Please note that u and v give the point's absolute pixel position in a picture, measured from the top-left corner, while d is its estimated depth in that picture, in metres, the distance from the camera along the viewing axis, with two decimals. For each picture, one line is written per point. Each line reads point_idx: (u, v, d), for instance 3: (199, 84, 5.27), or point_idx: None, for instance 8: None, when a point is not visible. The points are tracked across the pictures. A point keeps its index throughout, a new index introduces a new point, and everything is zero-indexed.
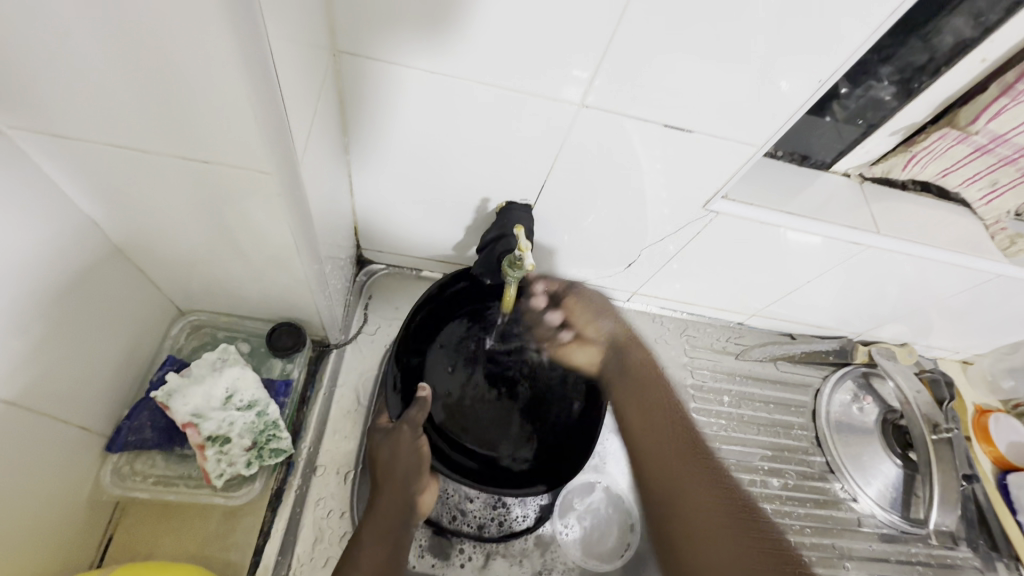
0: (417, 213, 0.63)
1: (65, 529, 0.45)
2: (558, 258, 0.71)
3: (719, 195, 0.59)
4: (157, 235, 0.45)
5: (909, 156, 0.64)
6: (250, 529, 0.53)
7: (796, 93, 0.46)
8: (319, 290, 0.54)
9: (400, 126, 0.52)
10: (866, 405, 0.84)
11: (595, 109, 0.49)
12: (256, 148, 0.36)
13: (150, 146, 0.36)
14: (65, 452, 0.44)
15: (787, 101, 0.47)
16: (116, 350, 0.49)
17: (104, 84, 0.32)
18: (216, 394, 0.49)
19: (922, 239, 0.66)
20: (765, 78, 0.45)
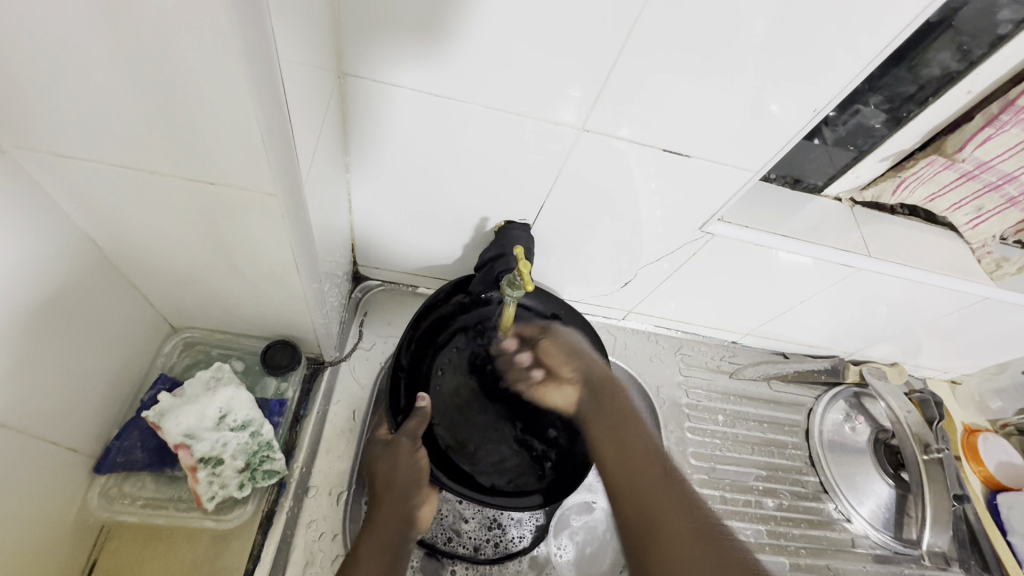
0: (415, 231, 0.64)
1: (48, 554, 0.44)
2: (555, 277, 0.71)
3: (715, 218, 0.59)
4: (154, 252, 0.45)
5: (898, 181, 0.65)
6: (240, 552, 0.52)
7: (790, 118, 0.47)
8: (317, 308, 0.54)
9: (402, 146, 0.52)
10: (857, 424, 0.85)
11: (595, 133, 0.50)
12: (260, 168, 0.36)
13: (153, 166, 0.36)
14: (53, 474, 0.43)
15: (781, 125, 0.48)
16: (107, 368, 0.48)
17: (110, 103, 0.32)
18: (209, 413, 0.48)
19: (910, 263, 0.67)
20: (760, 104, 0.46)
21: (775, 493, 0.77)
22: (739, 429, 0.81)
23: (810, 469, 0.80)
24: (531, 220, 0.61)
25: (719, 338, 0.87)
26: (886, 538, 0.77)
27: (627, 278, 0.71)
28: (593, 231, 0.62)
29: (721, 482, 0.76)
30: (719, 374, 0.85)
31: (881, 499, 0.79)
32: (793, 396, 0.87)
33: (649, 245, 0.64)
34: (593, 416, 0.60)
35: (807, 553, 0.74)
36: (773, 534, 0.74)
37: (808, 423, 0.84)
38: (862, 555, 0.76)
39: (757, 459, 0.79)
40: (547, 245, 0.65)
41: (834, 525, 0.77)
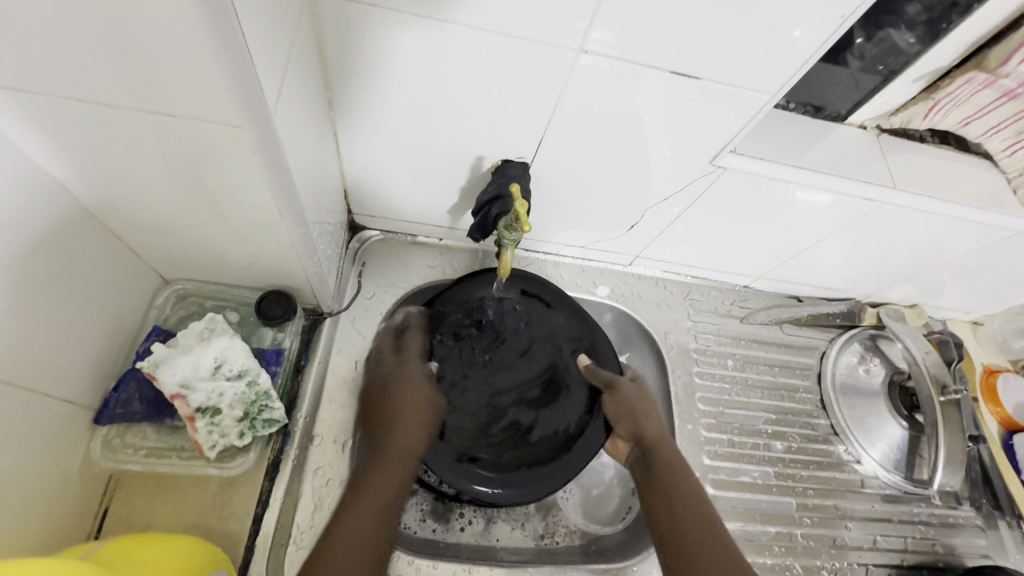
0: (407, 176, 0.61)
1: (58, 502, 0.44)
2: (555, 220, 0.68)
3: (727, 149, 0.55)
4: (131, 199, 0.42)
5: (931, 104, 0.59)
6: (248, 498, 0.54)
7: (813, 26, 0.42)
8: (305, 257, 0.52)
9: (386, 79, 0.48)
10: (872, 366, 0.83)
11: (593, 55, 0.45)
12: (219, 98, 0.32)
13: (108, 99, 0.33)
14: (53, 426, 0.43)
15: (801, 35, 0.42)
16: (99, 321, 0.47)
17: (48, 26, 0.28)
18: (204, 363, 0.47)
19: (939, 195, 0.62)
20: (777, 16, 0.41)
21: (784, 435, 0.76)
22: (749, 373, 0.80)
23: (821, 412, 0.79)
24: (528, 158, 0.57)
25: (730, 282, 0.84)
26: (897, 479, 0.76)
27: (634, 219, 0.68)
28: (596, 169, 0.58)
29: (730, 426, 0.74)
30: (729, 319, 0.82)
31: (893, 441, 0.78)
32: (806, 339, 0.84)
33: (656, 184, 0.61)
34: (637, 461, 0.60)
35: (815, 493, 0.73)
36: (783, 476, 0.73)
37: (820, 365, 0.82)
38: (871, 495, 0.75)
39: (767, 403, 0.78)
40: (547, 187, 0.62)
41: (844, 466, 0.77)
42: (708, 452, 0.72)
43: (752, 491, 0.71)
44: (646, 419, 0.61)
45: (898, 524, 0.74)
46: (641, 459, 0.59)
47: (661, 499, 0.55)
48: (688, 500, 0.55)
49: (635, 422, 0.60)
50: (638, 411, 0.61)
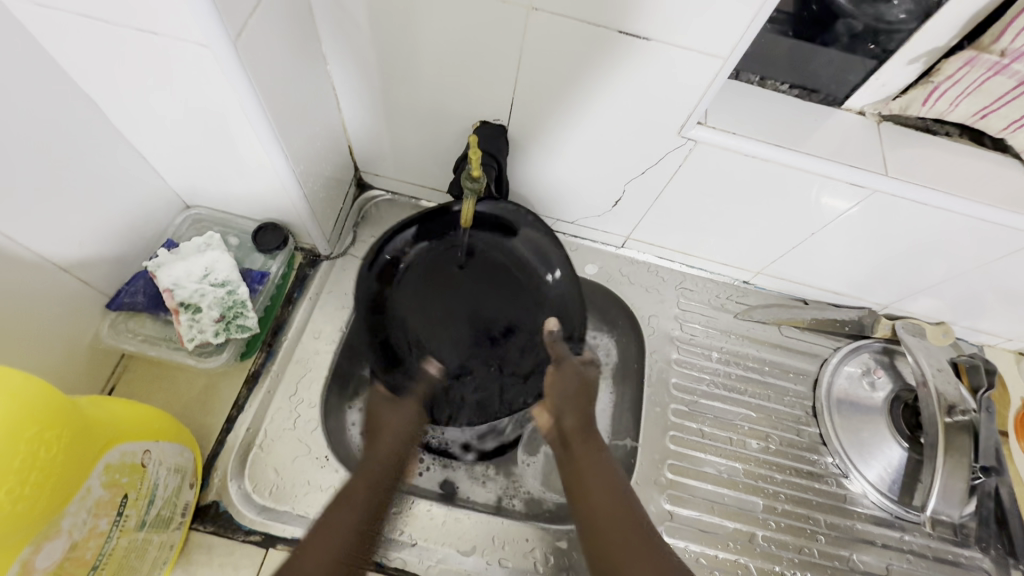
0: (400, 133, 0.66)
1: (68, 368, 0.54)
2: (542, 192, 0.72)
3: (693, 120, 0.55)
4: (147, 119, 0.51)
5: (931, 88, 0.56)
6: (226, 399, 0.61)
7: None
8: (292, 191, 0.59)
9: (370, 36, 0.54)
10: (877, 380, 0.77)
11: (546, 14, 0.47)
12: (188, 19, 0.39)
13: (111, 20, 0.40)
14: (69, 304, 0.53)
15: None
16: (120, 226, 0.56)
17: None
18: (195, 270, 0.55)
19: (941, 188, 0.58)
20: None
21: (762, 436, 0.73)
22: (734, 368, 0.77)
23: (810, 419, 0.75)
24: (505, 121, 0.61)
25: (728, 275, 0.82)
26: (888, 502, 0.70)
27: (617, 194, 0.69)
28: (573, 136, 0.61)
29: (702, 416, 0.73)
30: (721, 312, 0.80)
31: (891, 462, 0.72)
32: (807, 344, 0.80)
33: (630, 156, 0.62)
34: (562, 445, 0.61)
35: (788, 499, 0.69)
36: (753, 475, 0.70)
37: (818, 372, 0.78)
38: (855, 513, 0.70)
39: (750, 401, 0.75)
40: (528, 154, 0.65)
41: (828, 478, 0.72)
42: (673, 437, 0.71)
43: (715, 484, 0.69)
44: (570, 412, 0.62)
45: (881, 548, 0.68)
46: (560, 441, 0.62)
47: (575, 483, 0.57)
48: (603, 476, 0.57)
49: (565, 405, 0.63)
50: (570, 405, 0.63)
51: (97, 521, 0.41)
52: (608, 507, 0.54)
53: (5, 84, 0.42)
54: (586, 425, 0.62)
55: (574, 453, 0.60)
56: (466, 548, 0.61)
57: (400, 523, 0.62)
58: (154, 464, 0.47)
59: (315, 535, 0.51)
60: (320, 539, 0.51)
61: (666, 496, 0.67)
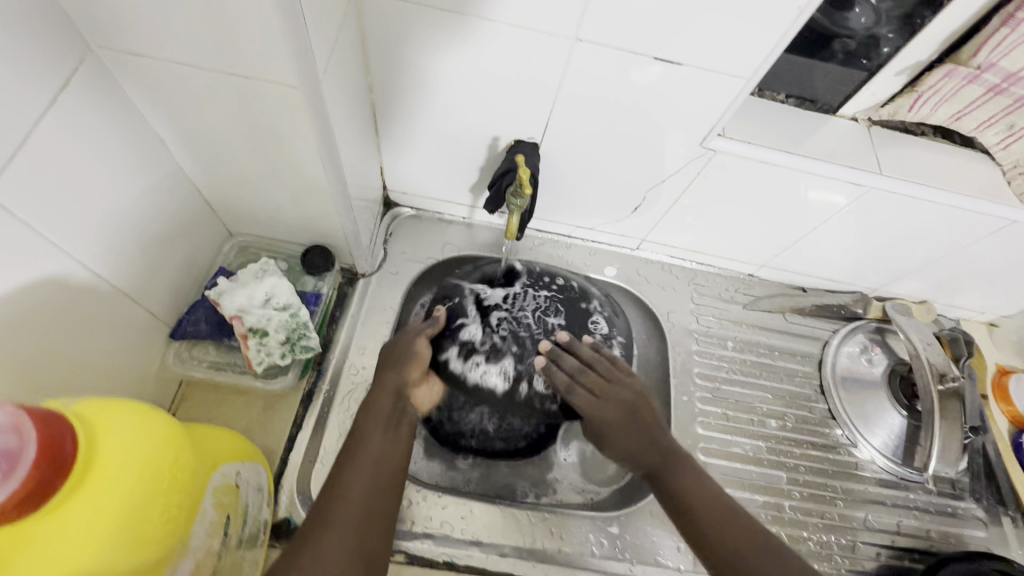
0: (435, 153, 0.70)
1: (138, 398, 0.55)
2: (567, 203, 0.77)
3: (714, 132, 0.61)
4: (211, 154, 0.53)
5: (915, 97, 0.63)
6: (286, 419, 0.63)
7: (773, 18, 0.48)
8: (343, 215, 0.61)
9: (418, 66, 0.58)
10: (874, 356, 0.85)
11: (590, 44, 0.52)
12: (282, 65, 0.42)
13: (201, 66, 0.43)
14: (140, 336, 0.54)
15: (763, 25, 0.49)
16: (179, 257, 0.58)
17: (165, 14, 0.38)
18: (257, 295, 0.57)
19: (927, 182, 0.66)
20: (743, 8, 0.47)
21: (780, 415, 0.79)
22: (749, 354, 0.83)
23: (819, 396, 0.82)
24: (538, 139, 0.65)
25: (735, 269, 0.88)
26: (893, 465, 0.78)
27: (638, 202, 0.74)
28: (602, 150, 0.66)
29: (725, 401, 0.79)
30: (731, 304, 0.87)
31: (893, 429, 0.80)
32: (808, 328, 0.87)
33: (655, 166, 0.67)
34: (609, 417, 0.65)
35: (808, 471, 0.76)
36: (775, 451, 0.77)
37: (822, 353, 0.85)
38: (866, 478, 0.77)
39: (765, 383, 0.81)
40: (558, 168, 0.70)
41: (840, 449, 0.79)
42: (702, 423, 0.76)
43: (743, 462, 0.75)
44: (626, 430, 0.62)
45: (892, 507, 0.76)
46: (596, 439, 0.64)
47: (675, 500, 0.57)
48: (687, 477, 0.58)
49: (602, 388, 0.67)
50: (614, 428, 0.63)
51: (211, 541, 0.44)
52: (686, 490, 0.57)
53: (95, 129, 0.43)
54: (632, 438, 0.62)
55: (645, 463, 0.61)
56: (527, 542, 0.65)
57: (462, 523, 0.65)
58: (244, 484, 0.50)
59: (353, 456, 0.55)
60: (361, 446, 0.55)
61: None
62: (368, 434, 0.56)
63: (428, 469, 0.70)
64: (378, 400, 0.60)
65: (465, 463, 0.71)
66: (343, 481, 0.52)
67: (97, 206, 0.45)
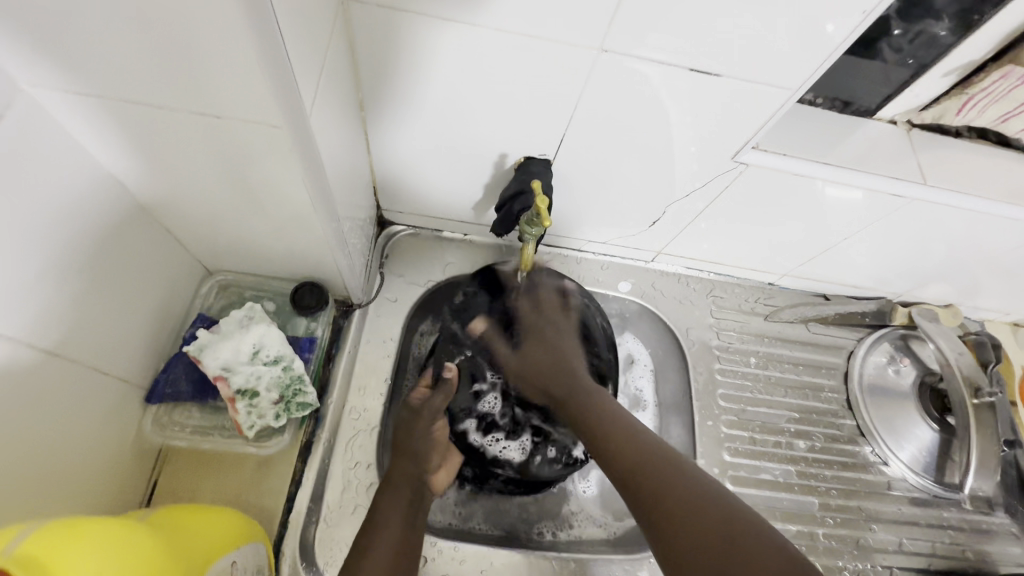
0: (435, 170, 0.62)
1: (115, 472, 0.49)
2: (580, 217, 0.70)
3: (749, 145, 0.56)
4: (179, 193, 0.46)
5: (965, 99, 0.59)
6: (283, 476, 0.57)
7: (832, 31, 0.43)
8: (335, 250, 0.54)
9: (416, 81, 0.51)
10: (902, 367, 0.81)
11: (615, 54, 0.46)
12: (262, 101, 0.35)
13: (163, 101, 0.36)
14: (111, 405, 0.47)
15: (817, 39, 0.43)
16: (150, 307, 0.51)
17: (114, 44, 0.32)
18: (244, 349, 0.51)
19: (975, 191, 0.61)
20: (796, 13, 0.41)
21: (807, 435, 0.76)
22: (773, 370, 0.79)
23: (846, 412, 0.78)
24: (551, 155, 0.58)
25: (755, 279, 0.83)
26: (926, 482, 0.74)
27: (657, 216, 0.68)
28: (621, 164, 0.60)
29: (750, 423, 0.75)
30: (752, 316, 0.82)
31: (923, 444, 0.76)
32: (833, 339, 0.83)
33: (678, 180, 0.61)
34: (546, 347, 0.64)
35: (839, 494, 0.73)
36: (805, 475, 0.73)
37: (847, 365, 0.81)
38: (898, 497, 0.74)
39: (791, 401, 0.77)
40: (571, 184, 0.63)
41: (870, 467, 0.75)
42: (728, 449, 0.73)
43: (773, 489, 0.71)
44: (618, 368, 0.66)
45: (925, 528, 0.73)
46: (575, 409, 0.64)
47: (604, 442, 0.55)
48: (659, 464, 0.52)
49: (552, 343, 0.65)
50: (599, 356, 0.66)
51: None
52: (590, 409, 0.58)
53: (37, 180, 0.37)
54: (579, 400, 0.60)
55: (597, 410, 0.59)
56: None
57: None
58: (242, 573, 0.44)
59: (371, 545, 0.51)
60: (388, 522, 0.54)
61: None
62: (391, 517, 0.54)
63: (444, 508, 0.65)
64: (398, 476, 0.57)
65: (484, 500, 0.66)
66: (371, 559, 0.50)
67: (48, 266, 0.39)
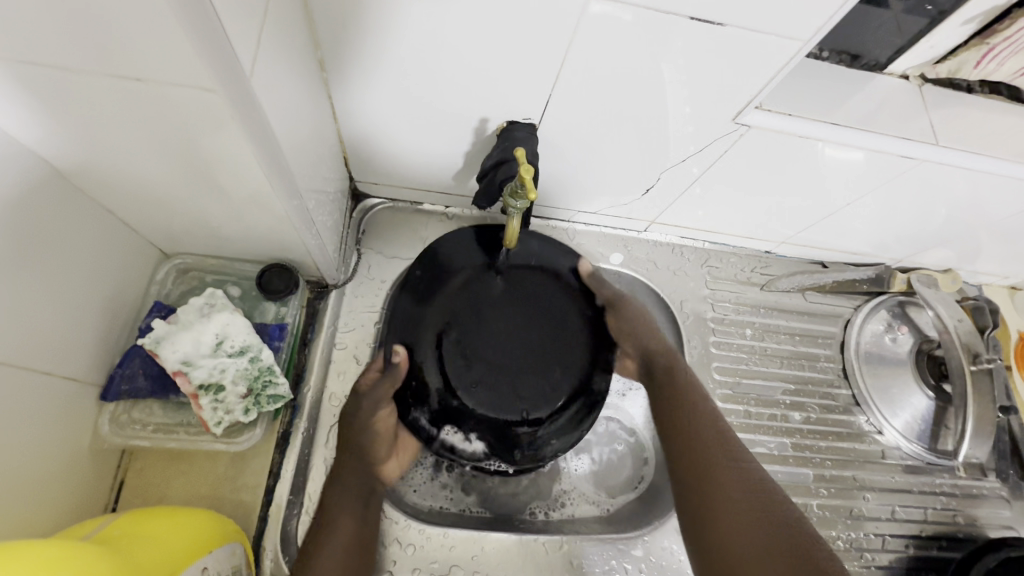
0: (411, 138, 0.57)
1: (70, 475, 0.46)
2: (570, 187, 0.66)
3: (752, 105, 0.51)
4: (115, 171, 0.41)
5: (985, 50, 0.55)
6: (260, 469, 0.54)
7: None
8: (301, 229, 0.49)
9: (380, 38, 0.45)
10: (899, 335, 0.79)
11: (600, 2, 0.41)
12: (194, 63, 0.30)
13: (74, 66, 0.31)
14: (58, 406, 0.44)
15: None
16: (98, 299, 0.47)
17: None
18: (205, 340, 0.49)
19: (989, 151, 0.57)
20: None
21: (803, 406, 0.74)
22: (769, 342, 0.77)
23: (842, 382, 0.77)
24: (536, 119, 0.54)
25: (752, 247, 0.80)
26: (919, 450, 0.74)
27: (650, 183, 0.64)
28: (614, 127, 0.55)
29: (746, 397, 0.73)
30: (748, 286, 0.79)
31: (918, 411, 0.75)
32: (829, 307, 0.80)
33: (674, 145, 0.57)
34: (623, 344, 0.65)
35: (834, 464, 0.72)
36: (799, 447, 0.72)
37: (844, 334, 0.79)
38: (892, 466, 0.73)
39: (786, 372, 0.76)
40: (557, 150, 0.59)
41: (864, 437, 0.74)
42: None
43: (768, 462, 0.70)
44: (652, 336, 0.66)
45: (917, 495, 0.73)
46: (646, 376, 0.65)
47: (671, 424, 0.60)
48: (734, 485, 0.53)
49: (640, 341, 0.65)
50: (639, 328, 0.66)
51: None
52: (700, 412, 0.60)
53: None
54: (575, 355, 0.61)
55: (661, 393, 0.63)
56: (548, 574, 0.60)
57: (473, 565, 0.58)
58: None
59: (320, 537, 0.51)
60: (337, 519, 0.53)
61: None
62: (344, 516, 0.53)
63: (434, 494, 0.62)
64: (350, 475, 0.55)
65: (477, 481, 0.64)
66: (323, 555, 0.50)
67: None
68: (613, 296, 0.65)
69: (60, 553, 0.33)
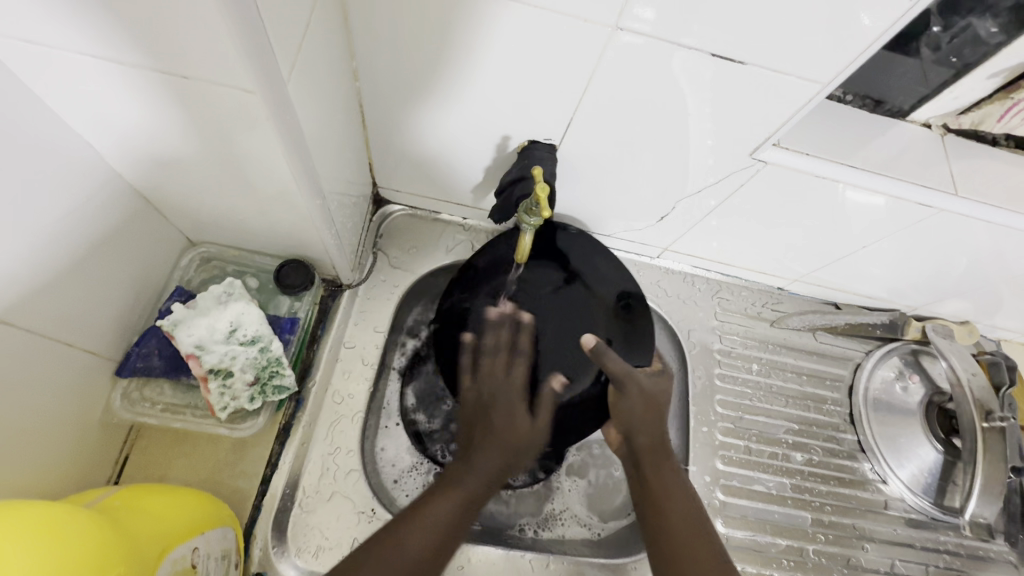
0: (435, 149, 0.59)
1: (79, 446, 0.47)
2: (587, 209, 0.67)
3: (770, 142, 0.52)
4: (152, 159, 0.43)
5: (1011, 104, 0.55)
6: (259, 458, 0.55)
7: (868, 30, 0.39)
8: (322, 228, 0.51)
9: (414, 52, 0.47)
10: (911, 384, 0.77)
11: (631, 33, 0.42)
12: (235, 65, 0.32)
13: (127, 58, 0.33)
14: (76, 377, 0.46)
15: (851, 37, 0.40)
16: (124, 279, 0.49)
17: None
18: (220, 327, 0.51)
19: (1010, 206, 0.56)
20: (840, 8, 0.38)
21: (805, 448, 0.73)
22: (775, 379, 0.76)
23: (848, 427, 0.75)
24: (557, 140, 0.55)
25: (764, 283, 0.79)
26: (924, 504, 0.72)
27: (665, 211, 0.65)
28: (633, 153, 0.56)
29: (747, 432, 0.72)
30: (757, 321, 0.78)
31: (925, 464, 0.73)
32: (840, 349, 0.79)
33: (691, 175, 0.58)
34: (623, 416, 0.56)
35: (834, 510, 0.70)
36: (799, 489, 0.71)
37: (853, 378, 0.78)
38: (894, 518, 0.71)
39: (791, 412, 0.75)
40: (576, 172, 0.60)
41: (867, 485, 0.73)
42: (722, 457, 0.70)
43: (765, 501, 0.69)
44: (644, 430, 0.56)
45: (919, 551, 0.71)
46: (632, 461, 0.57)
47: (655, 509, 0.53)
48: (681, 515, 0.52)
49: (632, 423, 0.56)
50: (639, 424, 0.56)
51: None
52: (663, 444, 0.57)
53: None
54: (622, 402, 0.56)
55: (646, 479, 0.55)
56: None
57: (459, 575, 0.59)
58: (205, 561, 0.43)
59: (406, 517, 0.46)
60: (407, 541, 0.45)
61: (720, 518, 0.67)
62: (433, 504, 0.48)
63: None
64: (483, 454, 0.52)
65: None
66: (401, 548, 0.44)
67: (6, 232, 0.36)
68: (619, 373, 0.56)
69: (61, 512, 0.35)
